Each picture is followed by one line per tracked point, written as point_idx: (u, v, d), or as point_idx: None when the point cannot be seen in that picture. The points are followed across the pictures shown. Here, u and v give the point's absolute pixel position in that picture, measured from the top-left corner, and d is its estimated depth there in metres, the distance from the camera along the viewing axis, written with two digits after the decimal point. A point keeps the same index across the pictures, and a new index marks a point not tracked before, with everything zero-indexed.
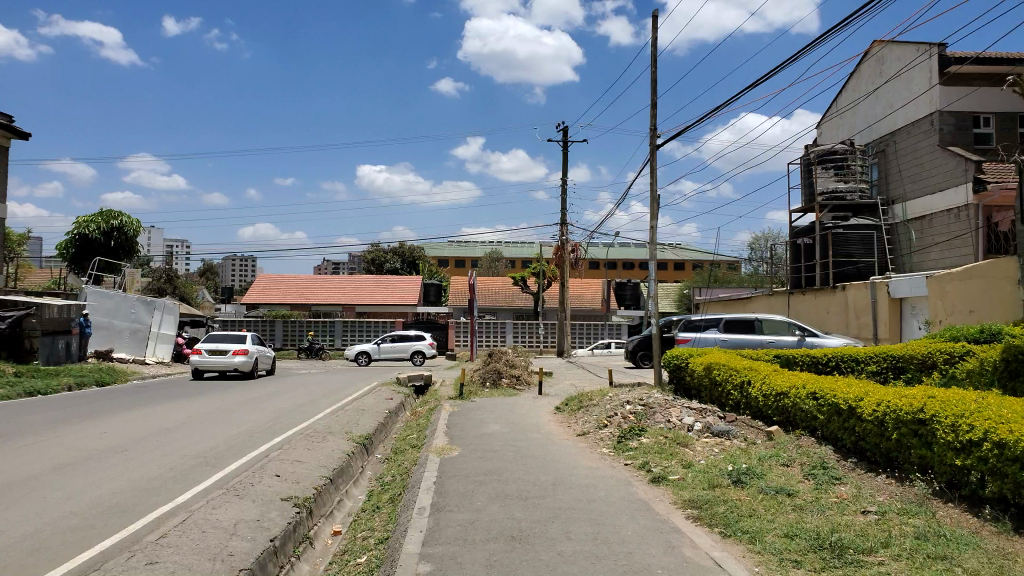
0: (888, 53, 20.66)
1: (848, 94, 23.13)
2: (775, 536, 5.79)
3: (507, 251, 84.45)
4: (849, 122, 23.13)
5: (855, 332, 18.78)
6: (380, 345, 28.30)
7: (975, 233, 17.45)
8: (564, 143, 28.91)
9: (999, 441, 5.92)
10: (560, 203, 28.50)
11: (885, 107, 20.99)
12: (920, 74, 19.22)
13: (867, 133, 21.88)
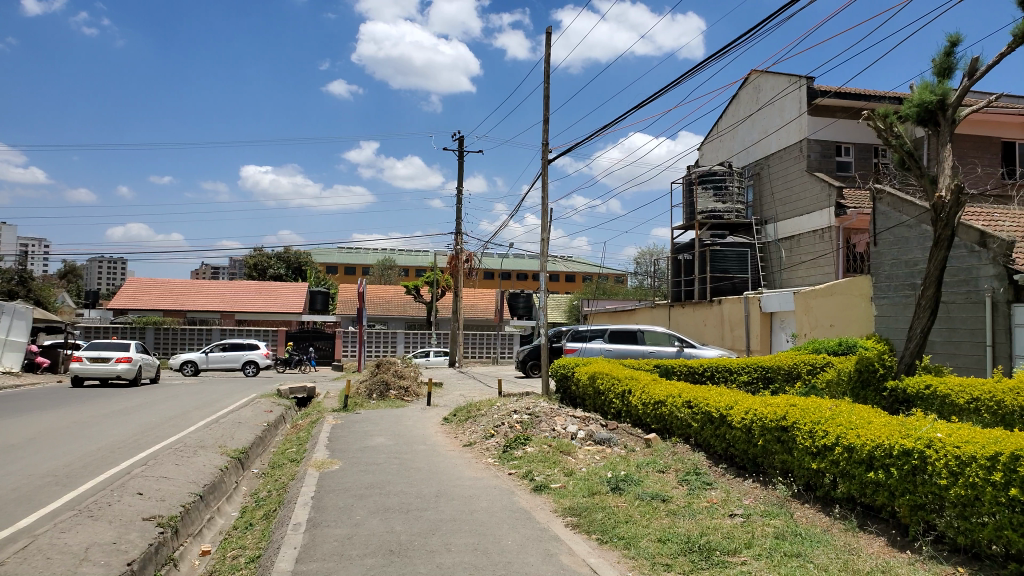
0: (763, 82, 21.96)
1: (728, 117, 24.42)
2: (649, 541, 6.04)
3: (398, 259, 83.55)
4: (728, 144, 24.38)
5: (730, 343, 19.81)
6: (209, 355, 27.63)
7: (836, 254, 18.77)
8: (460, 152, 29.06)
9: (848, 445, 6.56)
10: (454, 212, 28.49)
11: (760, 133, 22.29)
12: (791, 103, 20.54)
13: (744, 156, 23.15)
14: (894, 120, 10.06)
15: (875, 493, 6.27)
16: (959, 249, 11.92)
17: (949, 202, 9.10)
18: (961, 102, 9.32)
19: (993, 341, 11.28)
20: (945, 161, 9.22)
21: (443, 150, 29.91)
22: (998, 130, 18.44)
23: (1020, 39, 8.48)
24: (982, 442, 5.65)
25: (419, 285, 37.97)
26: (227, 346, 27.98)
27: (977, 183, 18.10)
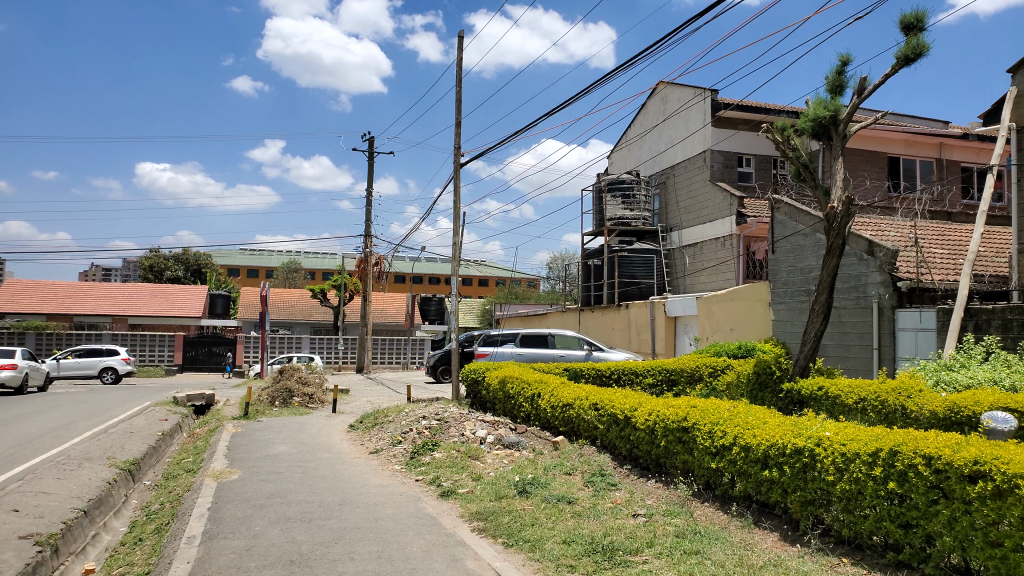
0: (669, 93, 22.64)
1: (635, 127, 25.06)
2: (554, 543, 6.09)
3: (306, 262, 81.61)
4: (636, 153, 25.04)
5: (636, 347, 20.33)
6: (60, 362, 26.25)
7: (737, 260, 19.52)
8: (370, 154, 28.64)
9: (745, 445, 6.83)
10: (363, 214, 28.08)
11: (666, 143, 22.98)
12: (696, 114, 21.24)
13: (651, 164, 23.82)
14: (791, 134, 10.55)
15: (770, 490, 6.56)
16: (849, 257, 12.60)
17: (840, 212, 9.63)
18: (851, 119, 9.85)
19: (879, 344, 11.97)
20: (836, 173, 9.75)
21: (353, 151, 29.45)
22: (885, 145, 19.65)
23: (903, 61, 9.06)
24: (864, 439, 6.01)
25: (325, 289, 36.84)
26: (83, 352, 26.76)
27: (867, 195, 19.23)
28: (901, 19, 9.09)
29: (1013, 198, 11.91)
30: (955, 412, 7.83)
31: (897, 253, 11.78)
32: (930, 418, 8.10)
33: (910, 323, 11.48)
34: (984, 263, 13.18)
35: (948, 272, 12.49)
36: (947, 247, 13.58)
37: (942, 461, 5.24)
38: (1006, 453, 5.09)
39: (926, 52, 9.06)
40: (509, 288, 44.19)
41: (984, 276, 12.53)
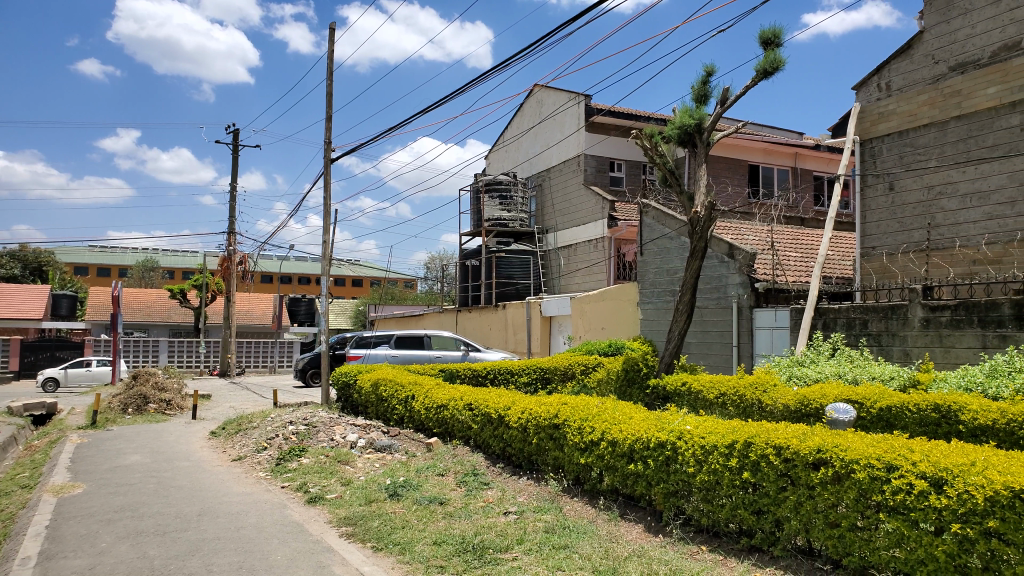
0: (544, 96, 23.06)
1: (512, 128, 25.36)
2: (424, 544, 6.04)
3: (164, 260, 76.88)
4: (513, 154, 25.35)
5: (512, 347, 20.63)
6: None
7: (609, 262, 20.15)
8: (235, 148, 27.38)
9: (612, 440, 7.05)
10: (228, 210, 26.84)
11: (542, 145, 23.39)
12: (570, 118, 21.73)
13: (528, 166, 24.17)
14: (658, 141, 10.91)
15: (636, 483, 6.80)
16: (711, 260, 13.29)
17: (703, 217, 10.11)
18: (714, 127, 10.30)
19: (738, 342, 12.68)
20: (700, 180, 10.21)
21: (214, 143, 28.05)
22: (746, 154, 20.88)
23: (762, 74, 9.63)
24: (722, 431, 6.34)
25: (185, 288, 34.93)
26: None
27: (729, 201, 20.34)
28: (760, 34, 9.67)
29: (856, 206, 12.96)
30: (805, 404, 8.40)
31: (755, 256, 12.53)
32: (784, 411, 8.64)
33: (766, 321, 12.25)
34: (832, 266, 14.26)
35: (799, 274, 13.42)
36: (799, 251, 14.59)
37: (790, 450, 5.63)
38: (845, 441, 5.54)
39: (782, 67, 9.69)
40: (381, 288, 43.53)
41: (831, 278, 13.57)
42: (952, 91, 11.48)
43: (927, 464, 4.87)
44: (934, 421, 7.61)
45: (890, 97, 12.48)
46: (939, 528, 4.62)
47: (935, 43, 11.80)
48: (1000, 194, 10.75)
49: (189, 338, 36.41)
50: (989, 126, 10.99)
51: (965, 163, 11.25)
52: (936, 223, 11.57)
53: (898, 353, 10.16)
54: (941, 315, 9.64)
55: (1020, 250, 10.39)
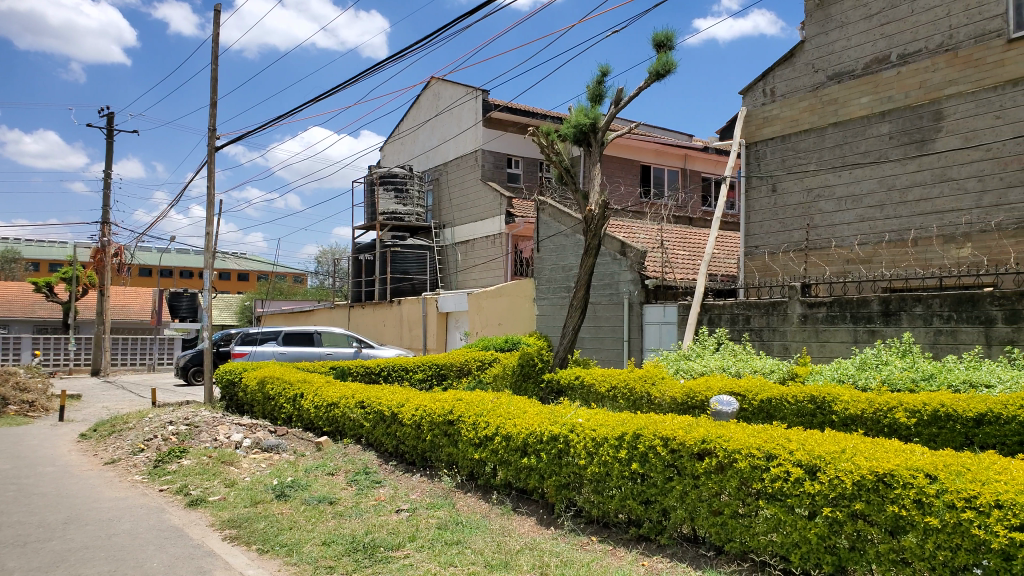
0: (441, 90, 22.91)
1: (409, 120, 25.08)
2: (313, 545, 5.87)
3: (28, 252, 71.27)
4: (409, 147, 25.08)
5: (407, 343, 20.46)
6: None
7: (506, 258, 20.29)
8: (110, 132, 25.77)
9: (506, 434, 7.08)
10: (102, 199, 25.25)
11: (439, 139, 23.22)
12: (467, 113, 21.69)
13: (425, 160, 23.96)
14: (555, 138, 11.00)
15: (529, 477, 6.85)
16: (604, 257, 13.58)
17: (597, 214, 10.29)
18: (609, 126, 10.46)
19: (629, 337, 13.04)
20: (595, 178, 10.37)
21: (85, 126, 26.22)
22: (639, 155, 21.48)
23: (655, 76, 9.90)
24: (612, 424, 6.49)
25: (51, 282, 32.63)
26: None
27: (622, 200, 20.87)
28: (654, 37, 9.93)
29: (741, 207, 13.55)
30: (691, 396, 8.73)
31: (646, 254, 12.93)
32: (671, 403, 8.94)
33: (655, 317, 12.65)
34: (717, 264, 14.90)
35: (687, 271, 13.94)
36: (687, 250, 15.15)
37: (676, 441, 5.82)
38: (727, 431, 5.77)
39: (674, 69, 10.00)
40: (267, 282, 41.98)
41: (716, 275, 14.16)
42: (830, 99, 12.20)
43: (802, 453, 5.15)
44: (810, 412, 8.05)
45: (774, 102, 13.12)
46: (812, 512, 4.91)
47: (815, 53, 12.50)
48: (871, 197, 11.51)
49: (56, 335, 33.94)
50: (862, 133, 11.75)
51: (840, 168, 11.99)
52: (814, 224, 12.26)
53: (778, 347, 10.72)
54: (817, 312, 10.22)
55: (888, 251, 11.19)
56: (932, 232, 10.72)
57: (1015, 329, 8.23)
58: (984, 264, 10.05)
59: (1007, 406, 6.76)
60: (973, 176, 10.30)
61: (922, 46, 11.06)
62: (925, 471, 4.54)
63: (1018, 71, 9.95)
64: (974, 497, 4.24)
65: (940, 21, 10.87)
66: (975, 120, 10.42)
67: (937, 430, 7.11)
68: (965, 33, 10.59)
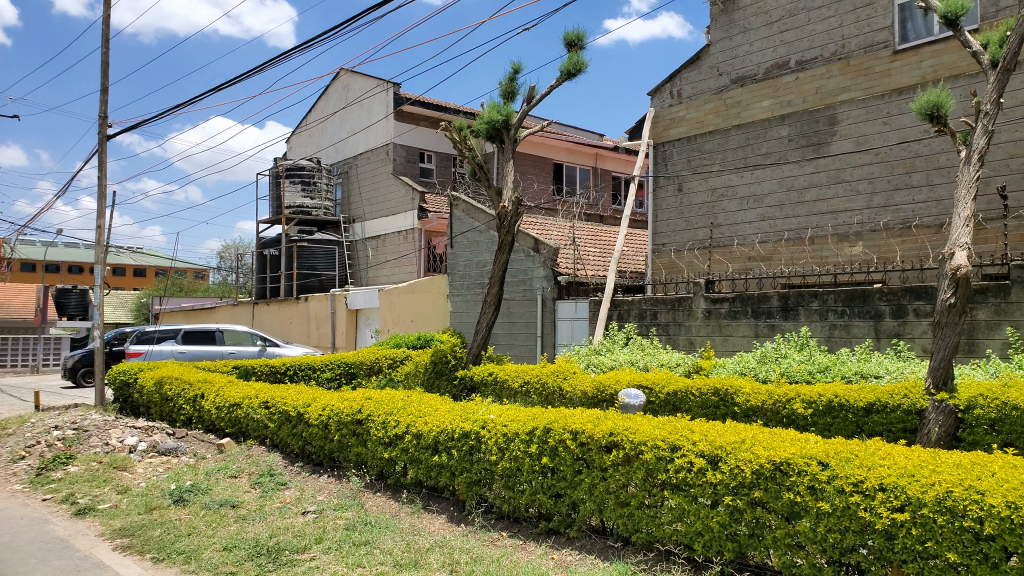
0: (351, 82, 22.49)
1: (316, 112, 24.49)
2: (213, 551, 5.63)
3: None
4: (317, 139, 24.49)
5: (315, 341, 20.13)
6: None
7: (418, 254, 20.10)
8: None
9: (416, 432, 7.00)
10: None
11: (349, 132, 22.77)
12: (378, 106, 21.36)
13: (333, 153, 23.46)
14: (467, 134, 10.91)
15: (439, 474, 6.81)
16: (517, 254, 13.64)
17: (510, 211, 10.29)
18: (522, 124, 10.47)
19: (542, 332, 13.15)
20: (508, 175, 10.38)
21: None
22: (551, 153, 21.69)
23: (566, 75, 9.98)
24: (523, 419, 6.52)
25: None
26: None
27: (535, 197, 21.02)
28: (565, 36, 10.01)
29: (649, 205, 13.84)
30: (601, 390, 8.87)
31: (558, 251, 13.06)
32: (582, 397, 9.06)
33: (568, 313, 12.80)
34: (626, 261, 15.22)
35: (598, 268, 14.17)
36: (597, 247, 15.38)
37: (585, 435, 5.89)
38: (634, 424, 5.89)
39: (584, 69, 10.11)
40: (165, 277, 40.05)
41: (625, 271, 14.45)
42: (733, 102, 12.62)
43: (705, 443, 5.29)
44: (714, 404, 8.31)
45: (680, 104, 13.48)
46: (714, 501, 5.06)
47: (720, 57, 12.92)
48: (771, 197, 11.98)
49: None
50: (763, 135, 12.22)
51: (743, 168, 12.43)
52: (717, 223, 12.68)
53: (683, 341, 11.03)
54: (720, 307, 10.56)
55: (787, 249, 11.70)
56: (827, 231, 11.26)
57: (901, 323, 8.75)
58: (874, 261, 10.64)
59: (894, 395, 7.12)
60: (864, 178, 10.89)
61: (818, 53, 11.59)
62: (818, 459, 4.74)
63: (904, 81, 10.56)
64: (861, 482, 4.47)
65: (833, 31, 11.41)
66: (866, 125, 10.98)
67: (831, 419, 7.48)
68: (856, 43, 11.16)
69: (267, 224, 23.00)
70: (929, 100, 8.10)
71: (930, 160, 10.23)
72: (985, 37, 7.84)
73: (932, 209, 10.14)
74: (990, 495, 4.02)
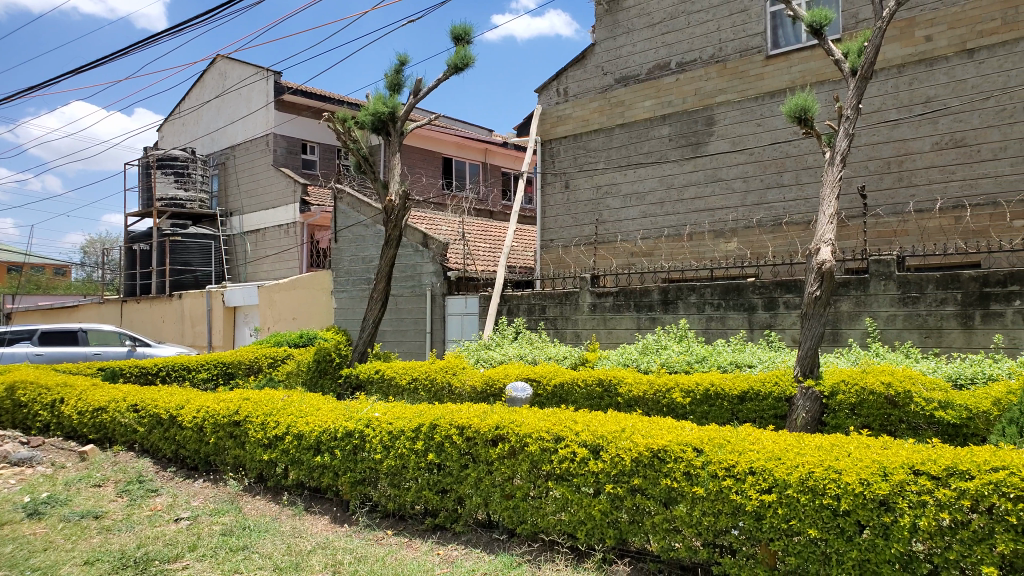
0: (229, 69, 21.59)
1: (190, 100, 23.41)
2: (72, 566, 5.26)
3: None
4: (191, 128, 23.39)
5: (190, 341, 19.33)
6: None
7: (301, 248, 19.57)
8: None
9: (298, 433, 6.81)
10: None
11: (226, 121, 21.84)
12: (257, 94, 20.62)
13: (209, 143, 22.47)
14: (352, 126, 10.66)
15: (322, 475, 6.64)
16: (405, 249, 13.53)
17: (397, 205, 10.16)
18: (408, 117, 10.34)
19: (431, 328, 13.06)
20: (395, 168, 10.25)
21: None
22: (441, 147, 21.59)
23: (452, 69, 9.95)
24: (408, 415, 6.45)
25: None
26: None
27: (424, 191, 20.88)
28: (452, 30, 9.97)
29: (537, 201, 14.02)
30: (490, 384, 8.91)
31: (447, 246, 13.02)
32: (470, 392, 9.07)
33: (457, 308, 12.78)
34: (516, 256, 15.37)
35: (487, 263, 14.23)
36: (487, 242, 15.44)
37: (471, 429, 5.89)
38: (520, 417, 5.93)
39: (471, 63, 10.11)
40: (27, 273, 37.02)
41: (515, 267, 14.59)
42: (617, 101, 12.96)
43: (587, 433, 5.40)
44: (599, 395, 8.53)
45: (567, 102, 13.74)
46: (597, 489, 5.18)
47: (604, 57, 13.25)
48: (653, 195, 12.39)
49: None
50: (645, 135, 12.60)
51: (626, 167, 12.79)
52: (602, 219, 13.01)
53: (570, 334, 11.25)
54: (605, 301, 10.82)
55: (667, 244, 12.14)
56: (704, 228, 11.75)
57: (772, 315, 9.23)
58: (748, 257, 11.18)
59: (765, 383, 7.47)
60: (739, 177, 11.43)
61: (697, 55, 12.06)
62: (693, 445, 4.93)
63: (775, 85, 11.16)
64: (732, 466, 4.69)
65: (711, 34, 11.91)
66: (740, 127, 11.51)
67: (708, 408, 7.81)
68: (732, 47, 11.68)
69: (136, 216, 21.78)
70: (796, 103, 8.57)
71: (799, 160, 10.83)
72: (845, 46, 8.36)
73: (801, 207, 10.75)
74: (847, 473, 4.29)
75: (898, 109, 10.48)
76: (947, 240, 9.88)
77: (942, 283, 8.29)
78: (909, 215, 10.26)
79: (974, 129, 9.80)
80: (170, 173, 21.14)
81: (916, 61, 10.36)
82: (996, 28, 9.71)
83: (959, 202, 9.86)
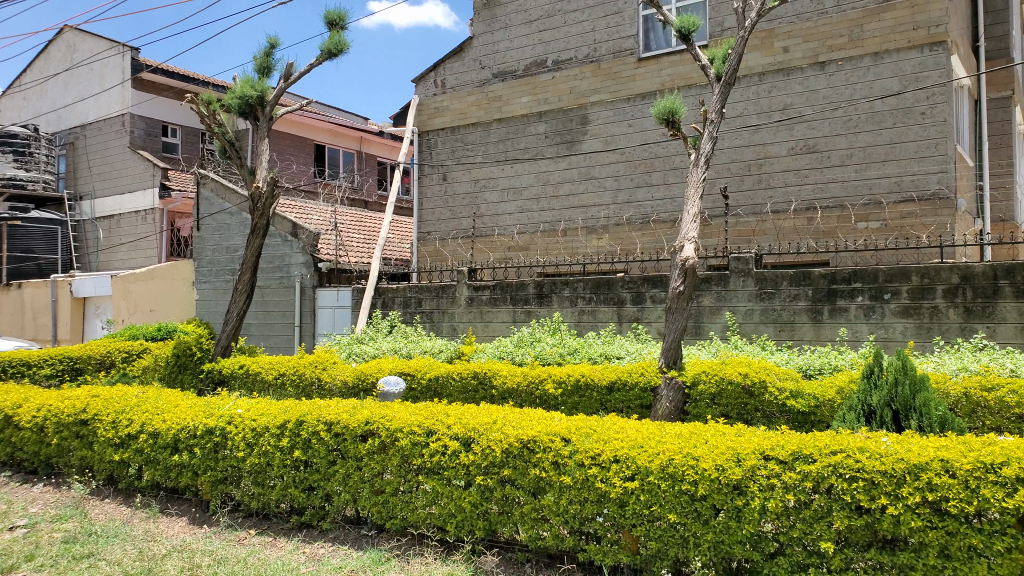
0: (81, 41, 20.08)
1: (33, 73, 21.57)
2: None
3: None
4: (34, 103, 21.56)
5: (32, 334, 17.90)
6: None
7: (160, 236, 18.49)
8: None
9: (153, 432, 6.44)
10: None
11: (75, 97, 20.28)
12: (112, 70, 19.29)
13: (56, 120, 20.82)
14: (217, 108, 10.16)
15: (180, 475, 6.31)
16: (273, 239, 13.08)
17: (264, 193, 9.78)
18: (278, 102, 9.95)
19: (301, 322, 12.70)
20: (262, 154, 9.85)
21: None
22: (314, 134, 21.01)
23: (326, 55, 9.68)
24: (274, 412, 6.21)
25: None
26: None
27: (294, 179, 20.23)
28: (326, 15, 9.70)
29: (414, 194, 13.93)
30: (363, 379, 8.80)
31: (318, 237, 12.68)
32: (341, 388, 8.90)
33: (329, 301, 12.49)
34: (391, 248, 15.20)
35: (361, 255, 13.97)
36: (361, 234, 15.17)
37: (341, 425, 5.76)
38: (390, 411, 5.85)
39: (346, 50, 9.87)
40: None
41: (390, 259, 14.42)
42: (495, 96, 13.05)
43: (459, 426, 5.40)
44: (473, 387, 8.58)
45: (444, 94, 13.70)
46: (467, 482, 5.21)
47: (481, 51, 13.30)
48: (529, 190, 12.59)
49: None
50: (522, 131, 12.77)
51: (503, 162, 12.90)
52: (479, 213, 13.09)
53: (446, 328, 11.25)
54: (481, 294, 10.89)
55: (543, 239, 12.36)
56: (577, 224, 12.07)
57: (639, 308, 9.60)
58: (618, 252, 11.57)
59: (632, 374, 7.73)
60: (610, 175, 11.80)
61: (572, 54, 12.33)
62: (561, 435, 5.04)
63: (646, 86, 11.57)
64: (597, 455, 4.84)
65: (586, 34, 12.20)
66: (613, 126, 11.86)
67: (578, 398, 8.03)
68: (606, 48, 12.01)
69: None
70: (665, 106, 8.91)
71: (666, 161, 11.28)
72: (710, 53, 8.79)
73: (668, 206, 11.22)
74: (703, 460, 4.53)
75: (758, 115, 11.14)
76: (800, 240, 10.62)
77: (795, 280, 8.90)
78: (767, 216, 10.94)
79: (825, 136, 10.57)
80: (9, 151, 19.47)
81: (774, 71, 11.04)
82: (844, 44, 10.51)
83: (811, 204, 10.61)
